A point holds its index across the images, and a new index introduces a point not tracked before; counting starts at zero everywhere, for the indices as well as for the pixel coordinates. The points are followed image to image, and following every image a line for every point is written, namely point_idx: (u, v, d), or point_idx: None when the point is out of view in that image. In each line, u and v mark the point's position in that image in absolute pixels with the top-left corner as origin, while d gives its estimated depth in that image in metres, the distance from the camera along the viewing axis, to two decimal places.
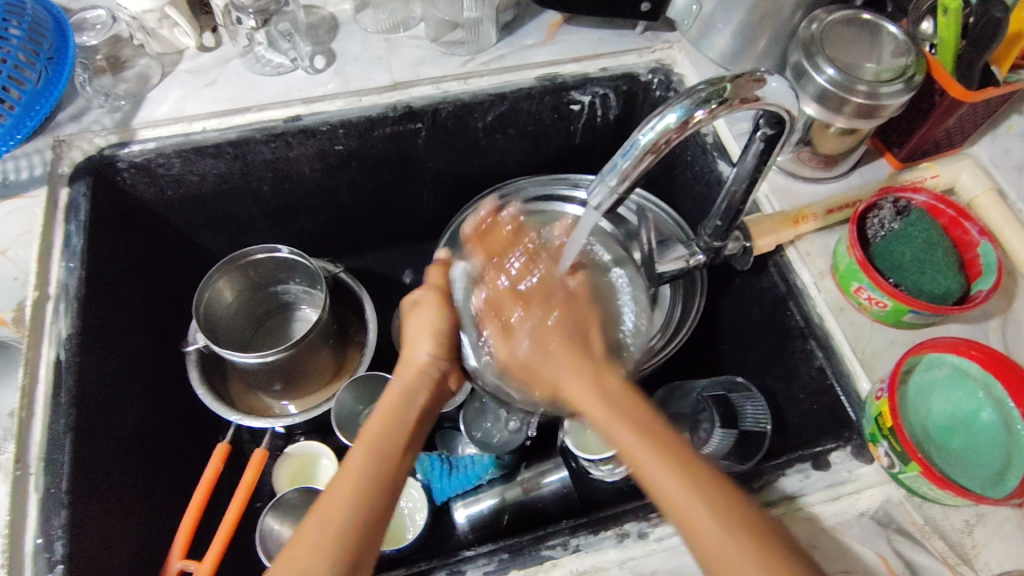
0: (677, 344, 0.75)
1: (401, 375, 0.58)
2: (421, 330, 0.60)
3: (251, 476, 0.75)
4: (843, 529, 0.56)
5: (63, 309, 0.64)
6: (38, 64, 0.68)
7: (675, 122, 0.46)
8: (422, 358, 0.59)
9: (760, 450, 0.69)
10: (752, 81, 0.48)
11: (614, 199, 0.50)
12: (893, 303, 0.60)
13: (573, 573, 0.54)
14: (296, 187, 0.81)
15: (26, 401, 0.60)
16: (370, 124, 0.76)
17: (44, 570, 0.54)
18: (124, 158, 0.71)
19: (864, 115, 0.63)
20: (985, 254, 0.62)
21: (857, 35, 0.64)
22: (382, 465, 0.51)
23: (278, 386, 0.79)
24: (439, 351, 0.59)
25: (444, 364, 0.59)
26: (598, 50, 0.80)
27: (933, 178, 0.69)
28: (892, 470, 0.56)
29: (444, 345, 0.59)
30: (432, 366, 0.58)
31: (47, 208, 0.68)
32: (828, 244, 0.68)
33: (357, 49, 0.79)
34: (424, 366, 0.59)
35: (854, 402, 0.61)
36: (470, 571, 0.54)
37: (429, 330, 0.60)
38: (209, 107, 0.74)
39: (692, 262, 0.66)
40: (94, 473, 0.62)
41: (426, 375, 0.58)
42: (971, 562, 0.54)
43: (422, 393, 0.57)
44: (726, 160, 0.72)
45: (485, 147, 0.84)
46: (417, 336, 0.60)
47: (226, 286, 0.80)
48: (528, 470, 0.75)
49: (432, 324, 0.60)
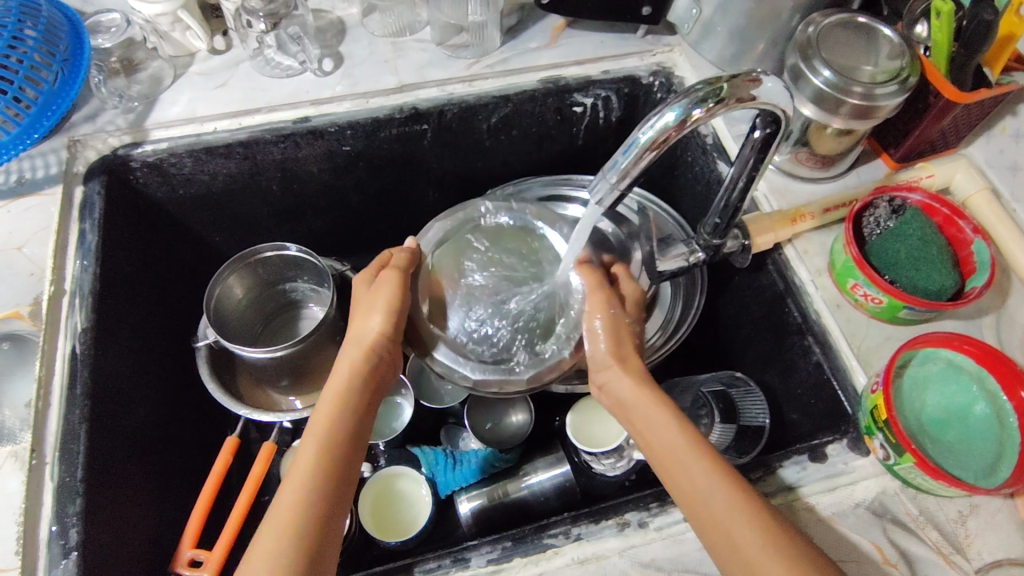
0: (677, 342, 0.76)
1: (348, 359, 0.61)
2: (369, 309, 0.63)
3: (260, 468, 0.77)
4: (839, 519, 0.57)
5: (78, 304, 0.66)
6: (55, 65, 0.69)
7: (673, 120, 0.48)
8: (371, 335, 0.62)
9: (758, 441, 0.70)
10: (749, 80, 0.50)
11: (615, 195, 0.52)
12: (888, 299, 0.61)
13: (575, 561, 0.55)
14: (304, 187, 0.83)
15: (43, 392, 0.61)
16: (378, 125, 0.77)
17: (59, 556, 0.55)
18: (137, 158, 0.73)
19: (860, 116, 0.65)
20: (978, 251, 0.63)
21: (853, 39, 0.66)
22: (335, 461, 0.54)
23: (286, 381, 0.81)
24: (388, 328, 0.62)
25: (388, 342, 0.63)
26: (600, 53, 0.82)
27: (929, 177, 0.70)
28: (887, 462, 0.57)
29: (393, 323, 0.62)
30: (377, 346, 0.62)
31: (63, 206, 0.70)
32: (825, 242, 0.70)
33: (364, 52, 0.81)
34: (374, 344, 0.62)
35: (851, 395, 0.62)
36: (474, 558, 0.56)
37: (381, 307, 0.62)
38: (220, 108, 0.76)
39: (693, 259, 0.67)
40: (108, 463, 0.63)
41: (371, 357, 0.61)
42: (964, 552, 0.55)
43: (367, 379, 0.60)
44: (725, 160, 0.73)
45: (489, 149, 0.85)
46: (369, 312, 0.63)
47: (235, 282, 0.81)
48: (530, 464, 0.77)
49: (383, 302, 0.63)
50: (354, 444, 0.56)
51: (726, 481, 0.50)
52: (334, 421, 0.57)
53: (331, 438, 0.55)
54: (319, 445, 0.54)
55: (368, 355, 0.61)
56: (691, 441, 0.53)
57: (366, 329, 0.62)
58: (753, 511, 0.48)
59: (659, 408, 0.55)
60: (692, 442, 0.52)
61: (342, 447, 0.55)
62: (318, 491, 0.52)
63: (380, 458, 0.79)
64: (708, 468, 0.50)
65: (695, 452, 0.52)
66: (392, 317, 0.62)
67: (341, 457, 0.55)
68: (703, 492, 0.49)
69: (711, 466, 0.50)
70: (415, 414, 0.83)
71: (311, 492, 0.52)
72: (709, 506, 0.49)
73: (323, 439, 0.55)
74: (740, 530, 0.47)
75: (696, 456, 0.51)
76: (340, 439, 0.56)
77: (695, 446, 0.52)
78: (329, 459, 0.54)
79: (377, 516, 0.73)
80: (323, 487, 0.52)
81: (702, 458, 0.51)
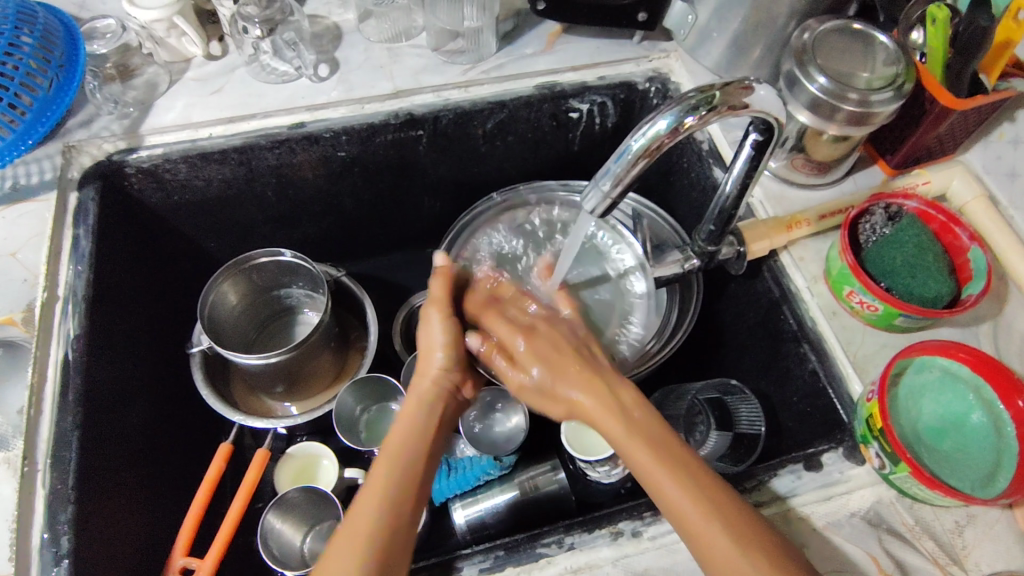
0: (674, 346, 0.75)
1: (418, 388, 0.62)
2: (431, 346, 0.64)
3: (254, 475, 0.76)
4: (834, 529, 0.56)
5: (71, 310, 0.66)
6: (51, 72, 0.69)
7: (665, 128, 0.47)
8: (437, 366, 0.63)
9: (753, 451, 0.71)
10: (740, 88, 0.50)
11: (608, 203, 0.52)
12: (884, 307, 0.61)
13: (567, 571, 0.55)
14: (299, 193, 0.83)
15: (35, 399, 0.61)
16: (373, 131, 0.77)
17: (50, 564, 0.55)
18: (132, 164, 0.73)
19: (856, 122, 0.64)
20: (975, 258, 0.63)
21: (849, 44, 0.66)
22: (407, 477, 0.53)
23: (280, 388, 0.80)
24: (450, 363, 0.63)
25: (453, 375, 0.63)
26: (596, 58, 0.81)
27: (925, 184, 0.70)
28: (883, 470, 0.57)
29: (454, 357, 0.63)
30: (444, 380, 0.63)
31: (57, 211, 0.70)
32: (821, 249, 0.70)
33: (360, 58, 0.81)
34: (437, 378, 0.62)
35: (847, 404, 0.62)
36: (466, 568, 0.55)
37: (439, 343, 0.63)
38: (215, 114, 0.76)
39: (687, 266, 0.68)
40: (100, 470, 0.63)
41: (441, 386, 0.62)
42: (961, 563, 0.54)
43: (438, 405, 0.60)
44: (721, 166, 0.73)
45: (485, 154, 0.85)
46: (429, 347, 0.64)
47: (229, 288, 0.81)
48: (524, 472, 0.76)
49: (443, 337, 0.64)
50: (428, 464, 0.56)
51: (733, 522, 0.48)
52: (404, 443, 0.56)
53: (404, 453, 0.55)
54: (389, 463, 0.54)
55: (437, 385, 0.62)
56: (665, 455, 0.52)
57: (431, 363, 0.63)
58: (760, 547, 0.47)
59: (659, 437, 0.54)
60: (671, 452, 0.52)
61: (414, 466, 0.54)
62: (390, 509, 0.51)
63: None
64: (701, 502, 0.49)
65: (670, 468, 0.51)
66: (454, 351, 0.64)
67: (411, 475, 0.54)
68: (681, 504, 0.49)
69: (721, 507, 0.49)
70: None
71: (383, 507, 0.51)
72: (710, 544, 0.48)
73: (394, 457, 0.55)
74: (738, 567, 0.46)
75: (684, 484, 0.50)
76: (412, 455, 0.55)
77: (676, 458, 0.52)
78: (401, 478, 0.53)
79: None
80: (398, 505, 0.52)
81: (703, 494, 0.49)
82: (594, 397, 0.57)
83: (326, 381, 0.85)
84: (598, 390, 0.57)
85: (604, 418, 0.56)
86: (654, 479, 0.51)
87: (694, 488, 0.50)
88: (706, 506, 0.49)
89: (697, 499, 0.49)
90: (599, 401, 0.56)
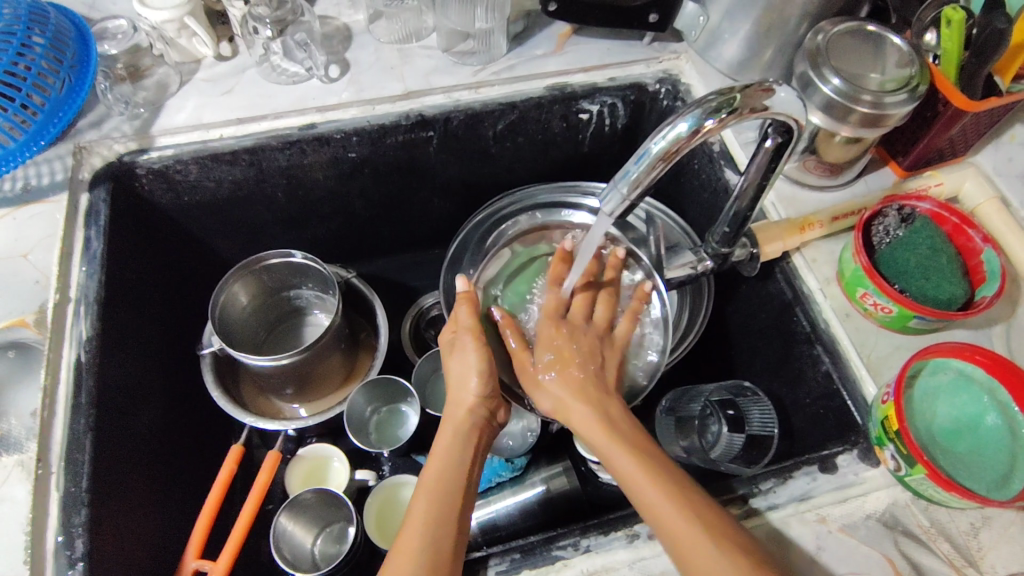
0: (686, 348, 0.76)
1: (453, 418, 0.62)
2: (466, 373, 0.63)
3: (266, 477, 0.76)
4: (850, 531, 0.56)
5: (83, 311, 0.66)
6: (62, 72, 0.69)
7: (686, 131, 0.47)
8: (471, 396, 0.63)
9: (766, 453, 0.72)
10: (761, 90, 0.49)
11: (626, 206, 0.52)
12: (898, 309, 0.61)
13: (584, 573, 0.55)
14: (310, 195, 0.83)
15: (48, 401, 0.61)
16: (383, 132, 0.77)
17: (66, 567, 0.55)
18: (143, 165, 0.73)
19: (869, 124, 0.64)
20: (988, 260, 0.63)
21: (861, 46, 0.66)
22: (445, 508, 0.54)
23: (290, 389, 0.80)
24: (485, 392, 0.63)
25: (489, 404, 0.63)
26: (606, 60, 0.81)
27: (938, 186, 0.70)
28: (898, 473, 0.57)
29: (489, 387, 0.63)
30: (479, 408, 0.63)
31: (69, 213, 0.70)
32: (834, 251, 0.70)
33: (370, 59, 0.80)
34: (473, 407, 0.63)
35: (861, 406, 0.62)
36: (482, 571, 0.55)
37: (476, 369, 0.63)
38: (225, 115, 0.76)
39: (700, 267, 0.67)
40: (114, 472, 0.63)
41: (475, 416, 0.63)
42: (977, 565, 0.54)
43: (473, 435, 0.61)
44: (732, 168, 0.73)
45: (495, 155, 0.85)
46: (463, 375, 0.63)
47: (240, 289, 0.81)
48: (537, 473, 0.77)
49: (476, 366, 0.63)
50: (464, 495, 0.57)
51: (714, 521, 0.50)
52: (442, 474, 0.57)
53: (440, 496, 0.55)
54: (428, 497, 0.55)
55: (471, 416, 0.62)
56: (642, 457, 0.56)
57: (466, 393, 0.63)
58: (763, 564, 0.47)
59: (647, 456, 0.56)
60: (646, 455, 0.56)
61: (452, 500, 0.55)
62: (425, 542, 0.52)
63: (385, 465, 0.82)
64: (677, 497, 0.52)
65: (644, 468, 0.55)
66: (488, 379, 0.63)
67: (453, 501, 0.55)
68: (648, 493, 0.53)
69: (708, 512, 0.50)
70: (421, 422, 0.83)
71: (425, 548, 0.51)
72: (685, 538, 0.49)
73: (432, 492, 0.55)
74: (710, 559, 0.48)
75: (664, 483, 0.53)
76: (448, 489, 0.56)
77: (649, 459, 0.56)
78: (441, 503, 0.55)
79: (382, 527, 0.74)
80: (438, 541, 0.52)
81: (682, 495, 0.52)
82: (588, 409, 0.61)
83: (334, 383, 0.84)
84: (591, 402, 0.61)
85: (596, 433, 0.59)
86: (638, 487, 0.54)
87: (670, 488, 0.53)
88: (680, 502, 0.51)
89: (670, 494, 0.52)
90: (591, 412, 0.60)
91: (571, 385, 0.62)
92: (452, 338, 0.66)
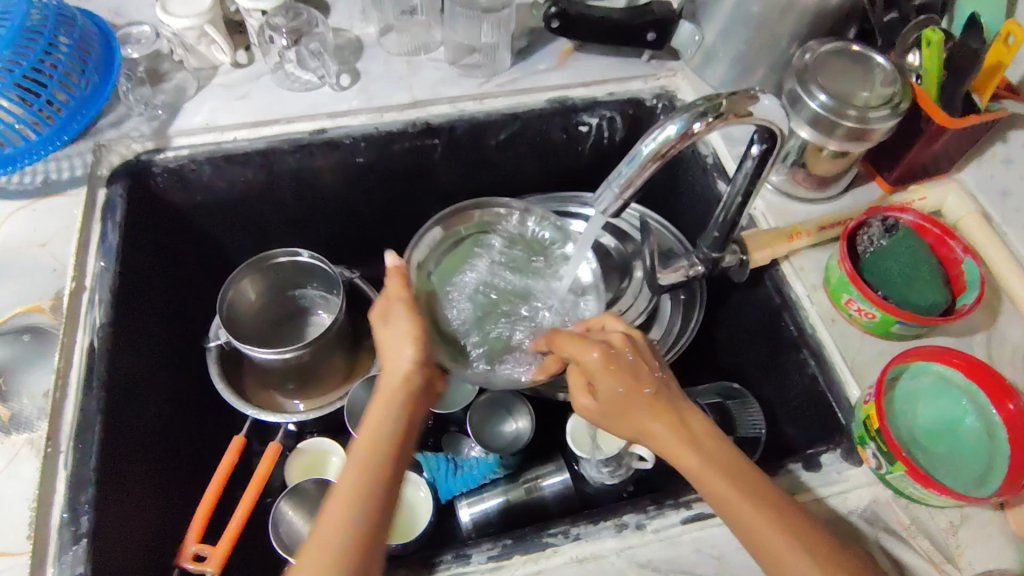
0: (677, 351, 0.78)
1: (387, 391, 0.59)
2: (398, 344, 0.62)
3: (265, 468, 0.79)
4: (832, 526, 0.58)
5: (97, 300, 0.68)
6: (86, 73, 0.74)
7: (675, 133, 0.50)
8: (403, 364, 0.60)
9: (755, 452, 0.73)
10: (746, 98, 0.53)
11: (620, 204, 0.55)
12: (881, 314, 0.63)
13: (573, 560, 0.56)
14: (319, 197, 0.86)
15: (60, 382, 0.63)
16: (391, 139, 0.81)
17: (70, 542, 0.56)
18: (159, 163, 0.76)
19: (854, 139, 0.67)
20: (969, 269, 0.65)
21: (848, 65, 0.69)
22: (373, 480, 0.52)
23: (292, 384, 0.82)
24: (420, 356, 0.61)
25: (425, 371, 0.61)
26: (606, 75, 0.85)
27: (921, 200, 0.74)
28: (879, 471, 0.59)
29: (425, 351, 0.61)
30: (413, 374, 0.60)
31: (86, 206, 0.73)
32: (821, 259, 0.72)
33: (380, 69, 0.84)
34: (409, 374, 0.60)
35: (845, 408, 0.64)
36: (474, 554, 0.57)
37: (409, 336, 0.61)
38: (239, 118, 0.79)
39: (692, 272, 0.70)
40: (120, 455, 0.65)
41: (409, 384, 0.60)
42: (955, 561, 0.56)
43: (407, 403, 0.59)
44: (724, 179, 0.76)
45: (497, 164, 0.88)
46: (397, 346, 0.61)
47: (248, 285, 0.84)
48: (529, 471, 0.78)
49: (409, 334, 0.62)
50: (393, 467, 0.54)
51: (759, 493, 0.51)
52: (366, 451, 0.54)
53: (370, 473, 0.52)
54: (354, 476, 0.52)
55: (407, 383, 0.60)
56: (724, 466, 0.53)
57: (399, 361, 0.61)
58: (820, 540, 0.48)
59: (719, 454, 0.53)
60: (710, 447, 0.54)
61: (382, 477, 0.52)
62: (352, 520, 0.49)
63: None
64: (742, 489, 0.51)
65: (730, 477, 0.52)
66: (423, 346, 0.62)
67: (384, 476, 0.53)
68: (719, 489, 0.51)
69: (748, 478, 0.51)
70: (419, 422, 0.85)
71: (347, 530, 0.49)
72: (732, 505, 0.50)
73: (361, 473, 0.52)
74: (771, 537, 0.48)
75: (731, 478, 0.51)
76: (377, 466, 0.53)
77: (713, 452, 0.54)
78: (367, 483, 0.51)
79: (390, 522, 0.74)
80: (363, 523, 0.49)
81: (734, 472, 0.52)
82: (677, 437, 0.55)
83: (335, 381, 0.85)
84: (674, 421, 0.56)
85: (679, 449, 0.55)
86: (720, 493, 0.51)
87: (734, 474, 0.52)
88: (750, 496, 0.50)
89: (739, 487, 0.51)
90: (678, 437, 0.55)
91: (647, 396, 0.57)
92: (382, 311, 0.64)
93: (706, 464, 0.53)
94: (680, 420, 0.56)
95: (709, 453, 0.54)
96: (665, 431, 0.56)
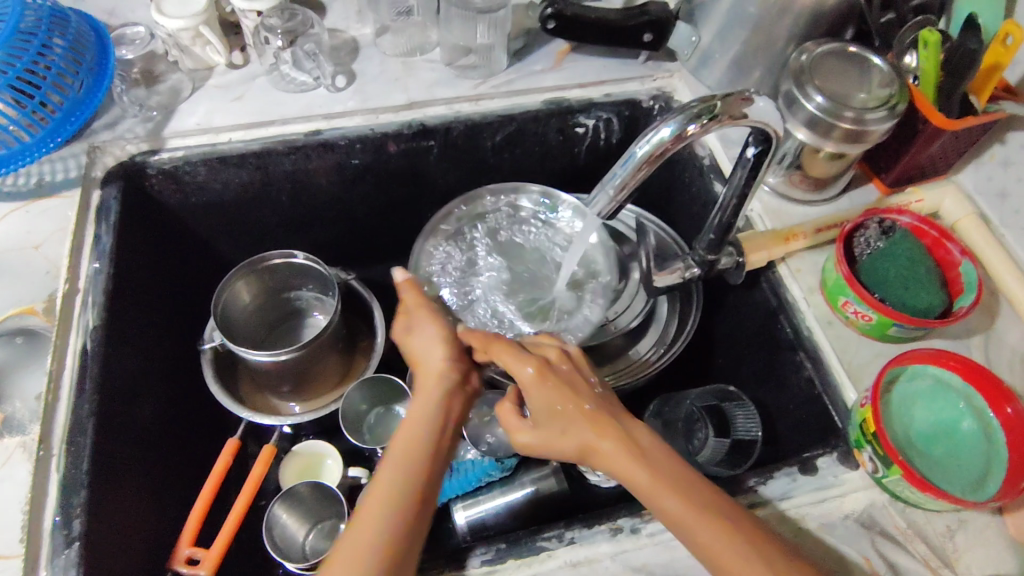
0: (673, 354, 0.77)
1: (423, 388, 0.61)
2: (428, 347, 0.65)
3: (260, 469, 0.79)
4: (828, 530, 0.58)
5: (91, 302, 0.68)
6: (81, 74, 0.73)
7: (668, 135, 0.50)
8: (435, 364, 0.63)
9: (750, 456, 0.72)
10: (740, 99, 0.52)
11: (614, 206, 0.55)
12: (878, 316, 0.63)
13: (568, 564, 0.56)
14: (314, 198, 0.86)
15: (53, 386, 0.63)
16: (386, 140, 0.80)
17: (62, 546, 0.56)
18: (154, 165, 0.76)
19: (851, 140, 0.67)
20: (965, 272, 0.65)
21: (845, 67, 0.69)
22: (410, 477, 0.54)
23: (287, 386, 0.82)
24: (452, 356, 0.64)
25: (459, 369, 0.63)
26: (603, 76, 0.84)
27: (918, 202, 0.73)
28: (876, 474, 0.58)
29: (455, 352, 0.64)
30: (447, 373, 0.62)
31: (80, 208, 0.72)
32: (818, 261, 0.72)
33: (376, 70, 0.84)
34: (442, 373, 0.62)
35: (842, 411, 0.63)
36: (468, 558, 0.56)
37: (441, 338, 0.65)
38: (234, 119, 0.79)
39: (688, 275, 0.70)
40: (113, 458, 0.65)
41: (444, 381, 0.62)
42: (952, 565, 0.56)
43: (444, 400, 0.60)
44: (721, 179, 0.76)
45: (494, 166, 0.88)
46: (427, 348, 0.65)
47: (243, 287, 0.83)
48: (525, 473, 0.78)
49: (439, 337, 0.65)
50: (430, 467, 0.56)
51: (712, 507, 0.51)
52: (400, 450, 0.56)
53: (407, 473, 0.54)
54: (391, 475, 0.54)
55: (440, 381, 0.62)
56: (676, 479, 0.52)
57: (432, 361, 0.64)
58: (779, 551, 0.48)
59: (675, 466, 0.53)
60: (663, 461, 0.54)
61: (418, 475, 0.54)
62: (390, 517, 0.51)
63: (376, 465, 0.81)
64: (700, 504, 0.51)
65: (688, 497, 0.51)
66: (453, 348, 0.64)
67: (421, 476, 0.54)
68: (670, 505, 0.51)
69: (704, 493, 0.51)
70: None
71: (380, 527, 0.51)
72: (688, 520, 0.50)
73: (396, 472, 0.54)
74: (727, 550, 0.48)
75: (681, 492, 0.51)
76: (411, 464, 0.55)
77: (662, 464, 0.54)
78: (401, 482, 0.53)
79: None
80: (398, 520, 0.51)
81: (688, 485, 0.52)
82: (615, 445, 0.55)
83: (330, 383, 0.86)
84: (607, 432, 0.56)
85: (622, 460, 0.54)
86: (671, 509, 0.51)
87: (689, 489, 0.52)
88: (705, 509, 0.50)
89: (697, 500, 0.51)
90: (617, 447, 0.55)
91: (582, 409, 0.58)
92: (406, 318, 0.68)
93: (652, 474, 0.53)
94: (623, 431, 0.56)
95: (659, 467, 0.53)
96: (607, 442, 0.56)
